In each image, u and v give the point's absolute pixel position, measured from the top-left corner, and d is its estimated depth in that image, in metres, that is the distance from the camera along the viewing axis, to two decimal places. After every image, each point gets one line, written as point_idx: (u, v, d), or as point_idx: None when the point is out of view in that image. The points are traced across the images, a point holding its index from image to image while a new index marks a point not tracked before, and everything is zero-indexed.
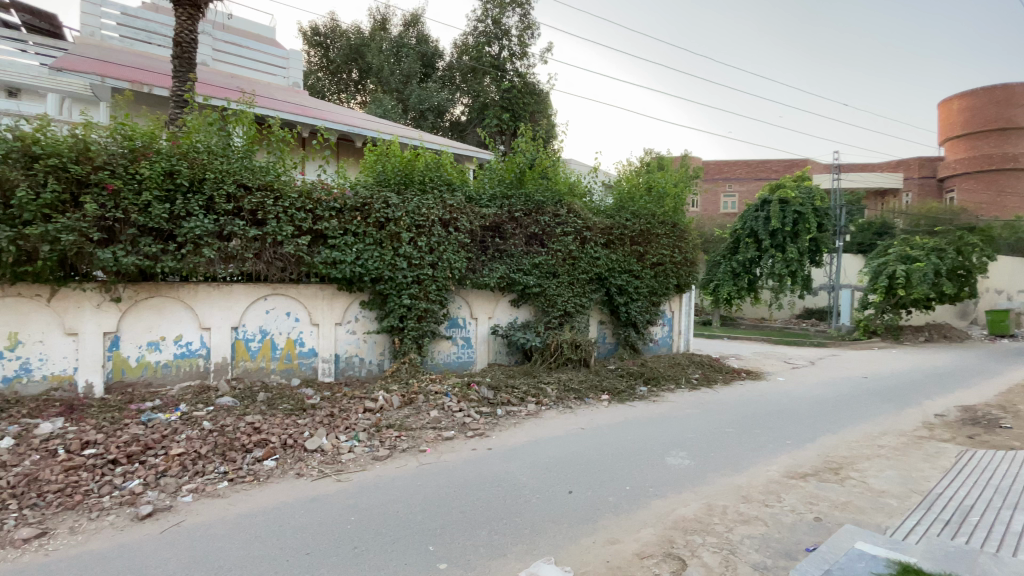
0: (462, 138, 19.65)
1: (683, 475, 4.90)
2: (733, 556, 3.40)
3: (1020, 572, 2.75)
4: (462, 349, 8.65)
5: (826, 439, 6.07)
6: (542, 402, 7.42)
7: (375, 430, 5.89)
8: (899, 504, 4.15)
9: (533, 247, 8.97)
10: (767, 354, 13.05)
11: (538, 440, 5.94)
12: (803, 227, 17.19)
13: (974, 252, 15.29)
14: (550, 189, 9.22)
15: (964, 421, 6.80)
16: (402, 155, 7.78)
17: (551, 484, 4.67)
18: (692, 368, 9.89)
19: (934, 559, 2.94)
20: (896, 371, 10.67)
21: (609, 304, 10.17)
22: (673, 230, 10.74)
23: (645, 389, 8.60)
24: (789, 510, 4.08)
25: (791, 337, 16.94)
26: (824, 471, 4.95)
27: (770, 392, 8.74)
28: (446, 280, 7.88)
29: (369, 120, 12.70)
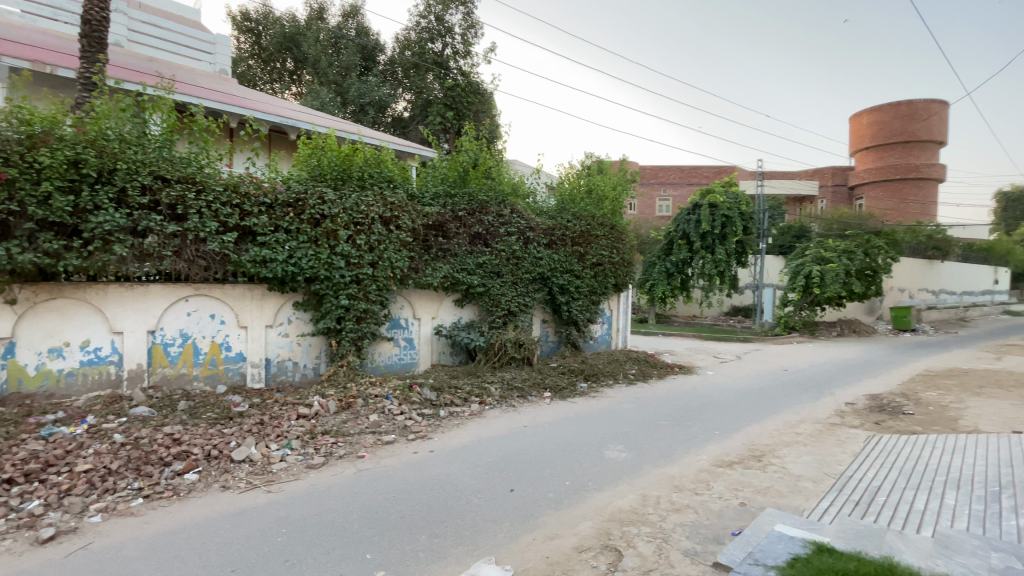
0: (405, 134, 19.22)
1: (621, 468, 5.03)
2: (666, 544, 3.51)
3: (921, 547, 3.02)
4: (404, 351, 8.43)
5: (751, 428, 6.45)
6: (486, 401, 7.38)
7: (309, 437, 5.61)
8: (815, 486, 4.46)
9: (477, 247, 8.88)
10: (699, 350, 13.74)
11: (480, 440, 5.89)
12: (730, 231, 18.28)
13: (880, 254, 16.84)
14: (494, 189, 9.20)
15: (870, 408, 7.46)
16: (340, 150, 7.47)
17: (494, 484, 4.64)
18: (629, 365, 10.23)
19: (845, 538, 3.18)
20: (812, 363, 11.55)
21: (552, 303, 10.29)
22: (612, 231, 11.04)
23: (586, 385, 8.79)
24: (717, 497, 4.28)
25: (720, 333, 17.97)
26: (749, 459, 5.25)
27: (701, 385, 9.19)
28: (386, 279, 7.64)
29: (304, 112, 12.11)
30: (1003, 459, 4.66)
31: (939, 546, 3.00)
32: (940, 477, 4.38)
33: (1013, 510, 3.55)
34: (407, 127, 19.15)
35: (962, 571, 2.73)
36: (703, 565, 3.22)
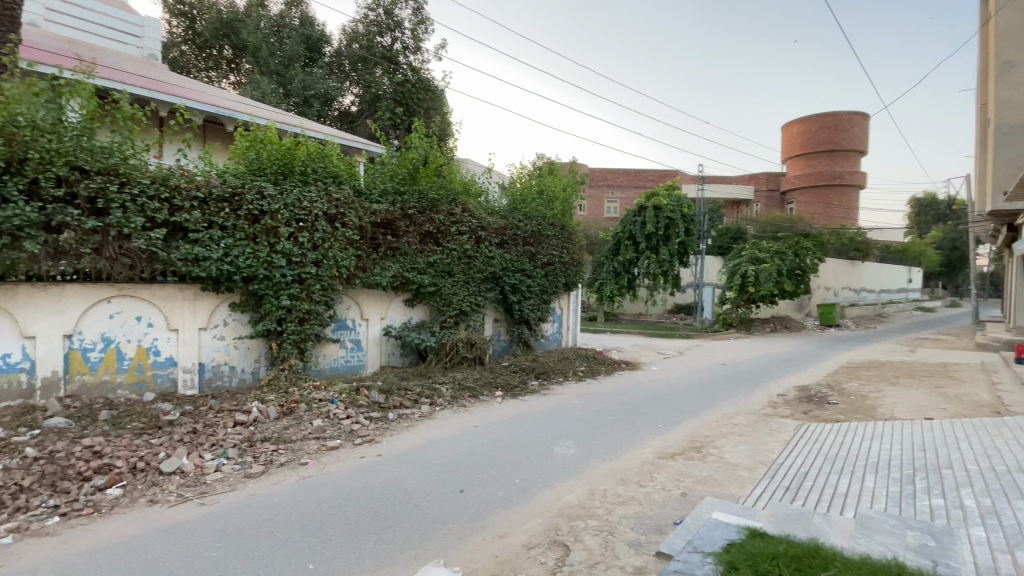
0: (352, 129, 18.64)
1: (569, 464, 5.11)
2: (612, 536, 3.60)
3: (844, 528, 3.25)
4: (352, 352, 8.18)
5: (692, 420, 6.74)
6: (437, 402, 7.29)
7: (247, 445, 5.32)
8: (750, 474, 4.71)
9: (428, 246, 8.74)
10: (644, 347, 14.20)
11: (431, 442, 5.80)
12: (673, 232, 19.01)
13: (808, 255, 18.02)
14: (445, 187, 9.08)
15: (799, 399, 7.98)
16: (281, 143, 7.15)
17: (444, 485, 4.59)
18: (579, 362, 10.42)
19: (776, 522, 3.37)
20: (748, 358, 12.22)
21: (504, 302, 10.31)
22: (562, 231, 11.21)
23: (537, 383, 8.88)
24: (660, 488, 4.43)
25: (664, 330, 18.65)
26: (689, 450, 5.47)
27: (647, 380, 9.50)
28: (331, 279, 7.38)
29: (242, 102, 11.49)
30: (913, 444, 5.10)
31: (860, 527, 3.24)
32: (860, 462, 4.74)
33: (924, 491, 3.89)
34: (355, 121, 18.54)
35: (879, 548, 2.96)
36: (647, 554, 3.32)
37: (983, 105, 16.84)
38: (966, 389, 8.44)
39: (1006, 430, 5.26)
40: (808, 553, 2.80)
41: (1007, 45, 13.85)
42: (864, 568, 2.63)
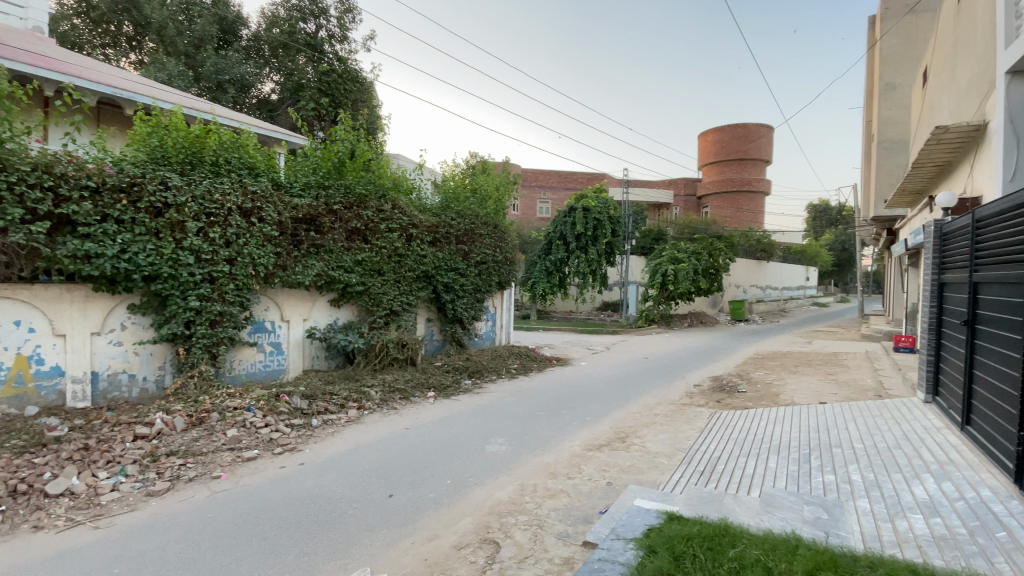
0: (273, 119, 17.58)
1: (501, 461, 5.14)
2: (540, 529, 3.66)
3: (750, 507, 3.53)
4: (271, 356, 7.69)
5: (617, 412, 7.04)
6: (365, 406, 7.05)
7: (150, 460, 4.86)
8: (669, 461, 4.99)
9: (355, 243, 8.38)
10: (574, 343, 14.63)
11: (358, 447, 5.60)
12: (601, 232, 19.76)
13: (721, 255, 19.43)
14: (374, 183, 8.79)
15: (714, 389, 8.58)
16: (189, 130, 6.58)
17: (370, 490, 4.45)
18: (511, 360, 10.53)
19: (691, 506, 3.59)
20: (669, 352, 12.96)
21: (437, 301, 10.17)
22: (494, 230, 11.22)
23: (470, 382, 8.86)
24: (587, 479, 4.57)
25: (593, 326, 19.29)
26: (615, 441, 5.71)
27: (576, 375, 9.80)
28: (247, 278, 6.92)
29: (146, 84, 10.47)
30: (808, 427, 5.65)
31: (764, 505, 3.54)
32: (764, 446, 5.17)
33: (818, 469, 4.32)
34: (276, 110, 17.59)
35: (780, 523, 3.24)
36: (574, 545, 3.41)
37: (868, 122, 19.02)
38: (853, 375, 9.48)
39: (884, 411, 5.97)
40: (718, 532, 3.01)
41: (889, 70, 15.74)
42: (766, 541, 2.87)
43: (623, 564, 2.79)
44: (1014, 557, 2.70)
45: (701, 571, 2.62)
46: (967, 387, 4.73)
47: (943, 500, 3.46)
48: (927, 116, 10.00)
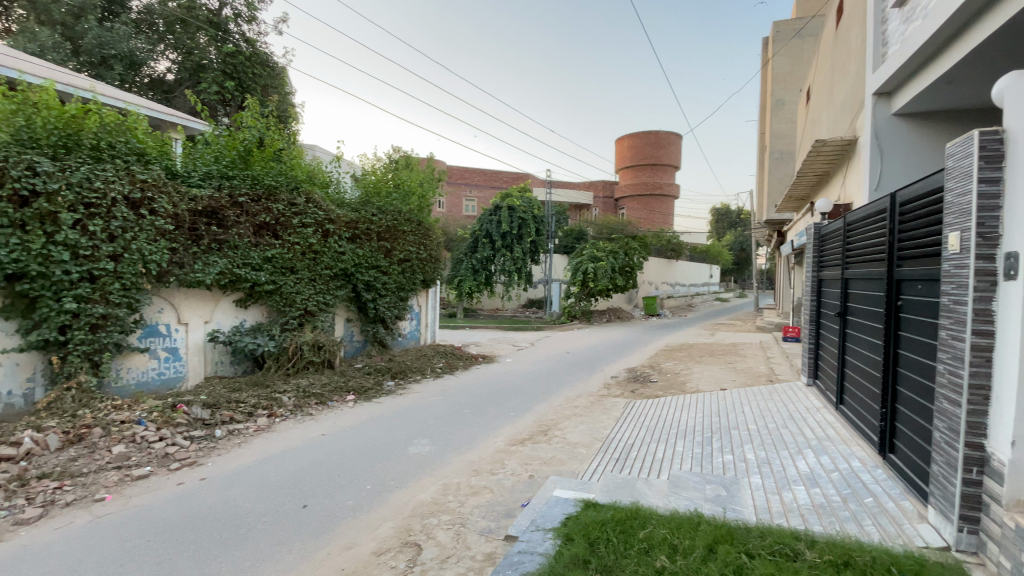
0: (168, 101, 15.94)
1: (423, 462, 5.06)
2: (464, 527, 3.65)
3: (660, 489, 3.77)
4: (166, 363, 6.99)
5: (541, 406, 7.19)
6: (277, 413, 6.63)
7: (17, 486, 4.23)
8: (588, 450, 5.19)
9: (264, 239, 7.81)
10: (500, 340, 14.76)
11: (269, 458, 5.25)
12: (525, 231, 20.11)
13: (636, 254, 20.56)
14: (285, 174, 8.25)
15: (629, 380, 9.05)
16: (63, 108, 5.77)
17: (282, 502, 4.19)
18: (436, 359, 10.39)
19: (607, 492, 3.76)
20: (589, 346, 13.49)
21: (357, 300, 9.78)
22: (418, 227, 10.99)
23: (393, 383, 8.62)
24: (510, 474, 4.63)
25: (518, 323, 19.59)
26: (537, 434, 5.83)
27: (501, 372, 9.88)
28: (136, 276, 6.23)
29: (9, 53, 9.09)
30: (710, 412, 6.14)
31: (672, 487, 3.80)
32: (673, 431, 5.54)
33: (718, 450, 4.70)
34: (172, 92, 15.98)
35: (685, 502, 3.49)
36: (496, 540, 3.43)
37: (762, 133, 21.00)
38: (750, 363, 10.42)
39: (774, 395, 6.63)
40: (629, 516, 3.17)
41: (779, 87, 17.40)
42: (672, 520, 3.08)
43: (541, 554, 2.86)
44: (877, 519, 3.11)
45: (614, 554, 2.75)
46: (840, 371, 5.36)
47: (821, 472, 3.92)
48: (809, 130, 11.24)
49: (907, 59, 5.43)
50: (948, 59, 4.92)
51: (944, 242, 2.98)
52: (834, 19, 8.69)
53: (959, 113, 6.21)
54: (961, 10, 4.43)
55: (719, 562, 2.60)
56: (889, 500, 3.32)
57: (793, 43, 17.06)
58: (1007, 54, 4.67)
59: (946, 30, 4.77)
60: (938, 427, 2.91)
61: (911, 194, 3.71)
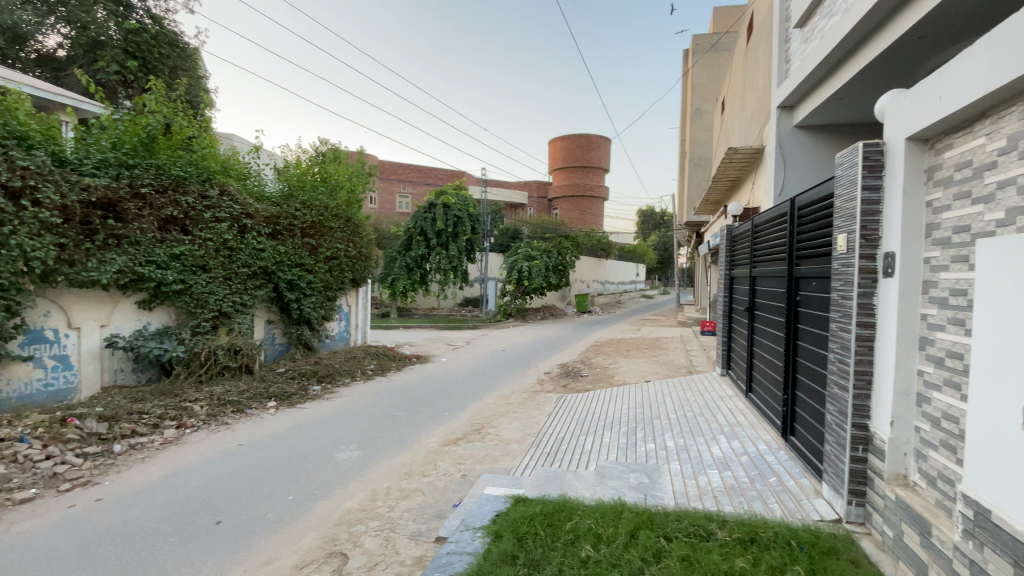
0: (58, 80, 14.25)
1: (352, 467, 4.88)
2: (393, 532, 3.56)
3: (587, 480, 3.89)
4: (54, 373, 6.22)
5: (475, 405, 7.17)
6: (187, 424, 6.11)
7: None
8: (520, 446, 5.25)
9: (171, 234, 7.15)
10: (434, 339, 14.55)
11: (179, 472, 4.84)
12: (461, 229, 19.94)
13: (568, 254, 21.10)
14: (195, 164, 7.62)
15: (562, 375, 9.27)
16: None
17: (193, 518, 3.87)
18: (367, 360, 10.06)
19: (536, 486, 3.81)
20: (523, 343, 13.65)
21: (279, 300, 9.24)
22: (346, 224, 10.57)
23: (319, 387, 8.24)
24: (442, 475, 4.58)
25: (454, 322, 19.43)
26: (471, 433, 5.80)
27: (435, 372, 9.74)
28: (16, 275, 5.46)
29: None
30: (635, 404, 6.42)
31: (599, 477, 3.93)
32: (600, 423, 5.74)
33: (642, 439, 4.93)
34: (63, 70, 14.30)
35: (610, 491, 3.63)
36: (426, 543, 3.38)
37: (683, 140, 22.24)
38: (673, 356, 11.02)
39: (692, 385, 7.05)
40: (558, 508, 3.23)
41: (699, 97, 18.53)
42: (597, 510, 3.18)
43: (470, 553, 2.85)
44: (780, 497, 3.40)
45: (542, 548, 2.79)
46: (750, 362, 5.80)
47: (733, 455, 4.22)
48: (723, 138, 12.07)
49: (806, 76, 5.94)
50: (842, 77, 5.44)
51: (834, 243, 3.29)
52: (745, 35, 9.35)
53: (849, 127, 6.91)
54: (851, 34, 4.91)
55: (640, 547, 2.72)
56: (790, 479, 3.63)
57: (710, 56, 18.23)
58: (888, 75, 5.25)
59: (839, 51, 5.28)
60: (830, 410, 3.22)
61: (807, 199, 4.06)
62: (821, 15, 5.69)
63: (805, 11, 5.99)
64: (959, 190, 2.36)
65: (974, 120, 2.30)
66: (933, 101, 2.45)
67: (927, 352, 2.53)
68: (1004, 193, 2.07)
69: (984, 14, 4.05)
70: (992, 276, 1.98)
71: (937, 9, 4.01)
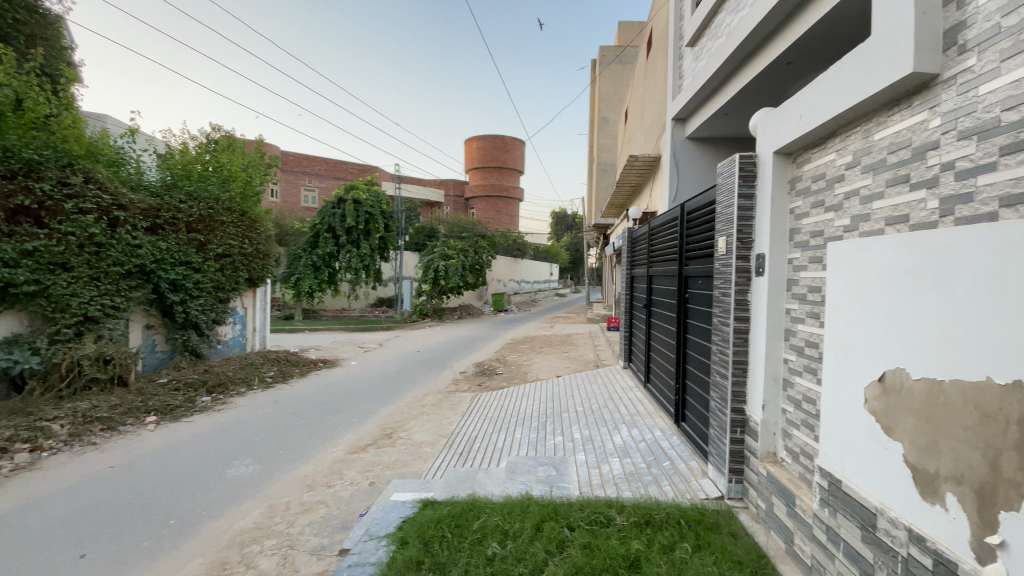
0: None
1: (247, 483, 4.50)
2: (292, 550, 3.33)
3: (496, 478, 3.92)
4: None
5: (386, 409, 6.95)
6: (44, 446, 5.27)
7: None
8: (432, 449, 5.17)
9: (21, 227, 6.15)
10: (344, 342, 13.89)
11: (32, 502, 4.16)
12: (373, 227, 19.19)
13: (485, 253, 21.22)
14: (54, 146, 6.58)
15: (477, 374, 9.27)
16: None
17: (48, 553, 3.36)
18: (266, 367, 9.34)
19: (446, 488, 3.78)
20: (438, 343, 13.47)
21: (159, 303, 8.30)
22: (240, 218, 9.74)
23: (209, 399, 7.52)
24: (349, 484, 4.38)
25: (366, 324, 18.69)
26: (381, 438, 5.62)
27: (343, 376, 9.29)
28: None
29: None
30: (546, 399, 6.61)
31: (508, 473, 3.97)
32: (512, 420, 5.82)
33: (551, 433, 5.07)
34: None
35: (518, 486, 3.69)
36: (328, 557, 3.21)
37: (591, 145, 23.28)
38: (583, 352, 11.46)
39: (598, 378, 7.39)
40: (465, 509, 3.22)
41: (605, 105, 19.52)
42: (504, 507, 3.21)
43: (373, 564, 2.75)
44: (672, 479, 3.66)
45: (448, 550, 2.77)
46: (649, 355, 6.19)
47: (633, 443, 4.47)
48: (626, 145, 12.79)
49: (696, 91, 6.46)
50: (727, 94, 6.00)
51: (717, 246, 3.60)
52: (644, 50, 9.99)
53: (732, 140, 7.63)
54: (733, 55, 5.41)
55: (544, 539, 2.80)
56: (681, 462, 3.93)
57: (615, 67, 19.29)
58: (763, 95, 5.87)
59: (724, 70, 5.80)
60: (713, 397, 3.52)
61: (695, 204, 4.40)
62: (708, 36, 6.21)
63: (695, 31, 6.50)
64: (815, 200, 2.69)
65: (827, 138, 2.63)
66: (796, 120, 2.77)
67: (791, 342, 2.85)
68: (850, 203, 2.39)
69: (837, 47, 4.65)
70: (843, 275, 2.27)
71: (799, 40, 4.56)
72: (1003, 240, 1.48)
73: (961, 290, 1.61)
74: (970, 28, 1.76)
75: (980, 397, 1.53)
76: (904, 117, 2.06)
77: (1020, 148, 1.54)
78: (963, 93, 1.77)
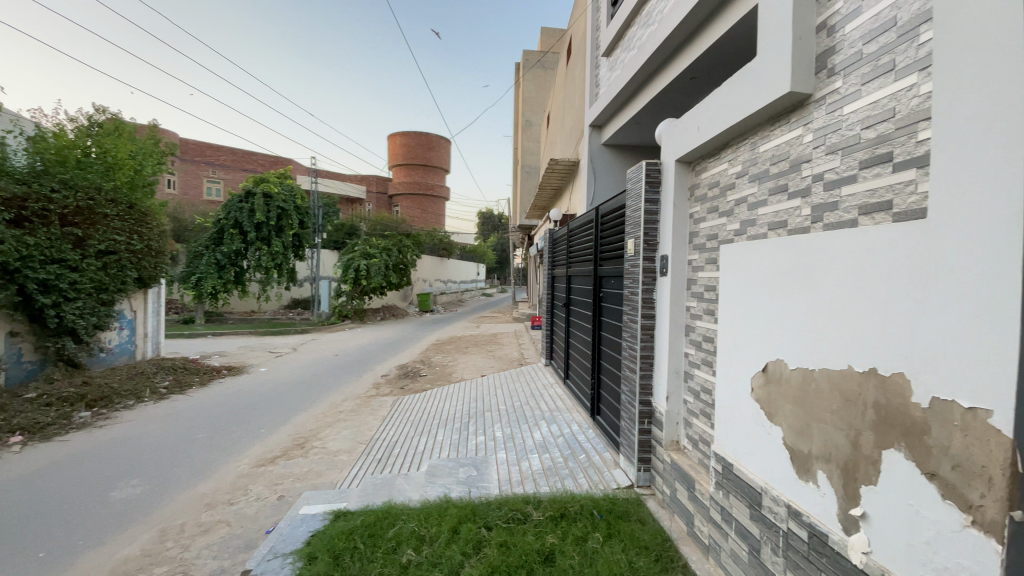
0: None
1: (134, 506, 4.05)
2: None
3: (415, 483, 3.83)
4: None
5: (299, 417, 6.57)
6: None
7: None
8: (349, 457, 4.96)
9: None
10: (252, 347, 12.93)
11: None
12: (286, 223, 18.05)
13: (408, 252, 20.74)
14: None
15: (399, 377, 9.03)
16: None
17: None
18: (160, 377, 8.47)
19: (362, 497, 3.64)
20: (358, 346, 12.95)
21: (26, 306, 7.23)
22: (127, 211, 8.74)
23: (89, 414, 6.68)
24: (254, 499, 4.08)
25: (278, 327, 17.54)
26: (292, 449, 5.30)
27: (251, 384, 8.65)
28: None
29: None
30: (469, 399, 6.58)
31: (427, 477, 3.90)
32: (434, 422, 5.73)
33: (473, 434, 5.06)
34: None
35: (437, 490, 3.64)
36: None
37: (516, 147, 23.61)
38: (507, 351, 11.55)
39: (520, 377, 7.49)
40: (380, 517, 3.12)
41: (529, 109, 19.86)
42: (422, 511, 3.15)
43: None
44: (587, 472, 3.80)
45: (360, 562, 2.66)
46: (567, 352, 6.37)
47: (552, 439, 4.58)
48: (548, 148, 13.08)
49: (611, 100, 6.75)
50: (638, 103, 6.33)
51: (627, 246, 3.76)
52: (564, 57, 10.30)
53: (644, 148, 8.07)
54: (644, 68, 5.72)
55: (461, 541, 2.78)
56: (595, 454, 4.09)
57: (538, 72, 19.70)
58: (670, 107, 6.26)
59: (636, 81, 6.12)
60: (624, 391, 3.69)
61: (608, 207, 4.58)
62: (622, 47, 6.52)
63: (610, 42, 6.80)
64: (711, 206, 2.91)
65: (720, 148, 2.85)
66: (694, 131, 2.98)
67: (690, 338, 3.06)
68: (739, 209, 2.60)
69: (732, 66, 5.07)
70: (734, 276, 2.46)
71: (700, 58, 4.92)
72: (860, 246, 1.68)
73: (829, 289, 1.80)
74: (838, 54, 1.98)
75: (844, 384, 1.72)
76: (784, 132, 2.28)
77: (875, 163, 1.75)
78: (831, 113, 1.99)
